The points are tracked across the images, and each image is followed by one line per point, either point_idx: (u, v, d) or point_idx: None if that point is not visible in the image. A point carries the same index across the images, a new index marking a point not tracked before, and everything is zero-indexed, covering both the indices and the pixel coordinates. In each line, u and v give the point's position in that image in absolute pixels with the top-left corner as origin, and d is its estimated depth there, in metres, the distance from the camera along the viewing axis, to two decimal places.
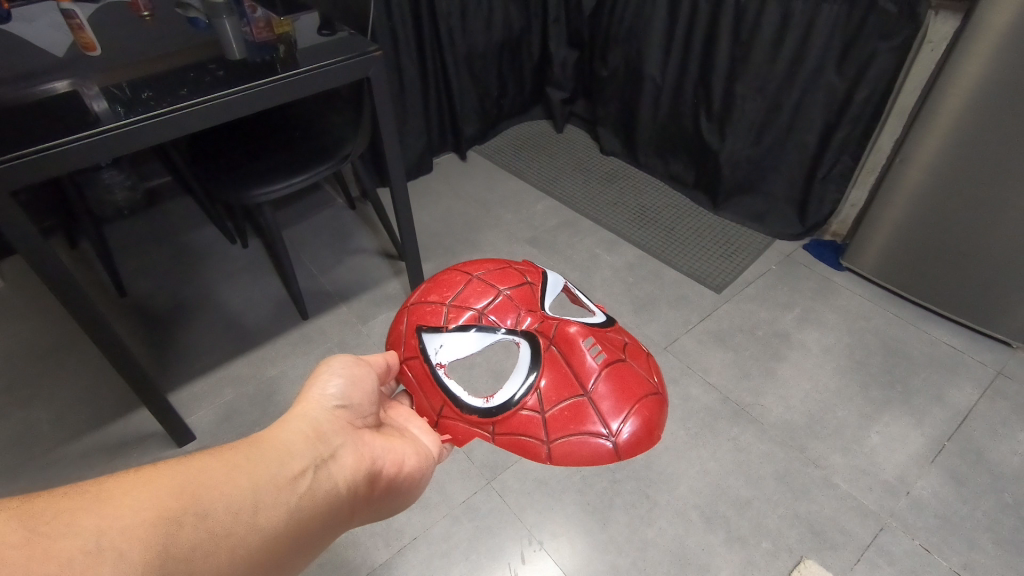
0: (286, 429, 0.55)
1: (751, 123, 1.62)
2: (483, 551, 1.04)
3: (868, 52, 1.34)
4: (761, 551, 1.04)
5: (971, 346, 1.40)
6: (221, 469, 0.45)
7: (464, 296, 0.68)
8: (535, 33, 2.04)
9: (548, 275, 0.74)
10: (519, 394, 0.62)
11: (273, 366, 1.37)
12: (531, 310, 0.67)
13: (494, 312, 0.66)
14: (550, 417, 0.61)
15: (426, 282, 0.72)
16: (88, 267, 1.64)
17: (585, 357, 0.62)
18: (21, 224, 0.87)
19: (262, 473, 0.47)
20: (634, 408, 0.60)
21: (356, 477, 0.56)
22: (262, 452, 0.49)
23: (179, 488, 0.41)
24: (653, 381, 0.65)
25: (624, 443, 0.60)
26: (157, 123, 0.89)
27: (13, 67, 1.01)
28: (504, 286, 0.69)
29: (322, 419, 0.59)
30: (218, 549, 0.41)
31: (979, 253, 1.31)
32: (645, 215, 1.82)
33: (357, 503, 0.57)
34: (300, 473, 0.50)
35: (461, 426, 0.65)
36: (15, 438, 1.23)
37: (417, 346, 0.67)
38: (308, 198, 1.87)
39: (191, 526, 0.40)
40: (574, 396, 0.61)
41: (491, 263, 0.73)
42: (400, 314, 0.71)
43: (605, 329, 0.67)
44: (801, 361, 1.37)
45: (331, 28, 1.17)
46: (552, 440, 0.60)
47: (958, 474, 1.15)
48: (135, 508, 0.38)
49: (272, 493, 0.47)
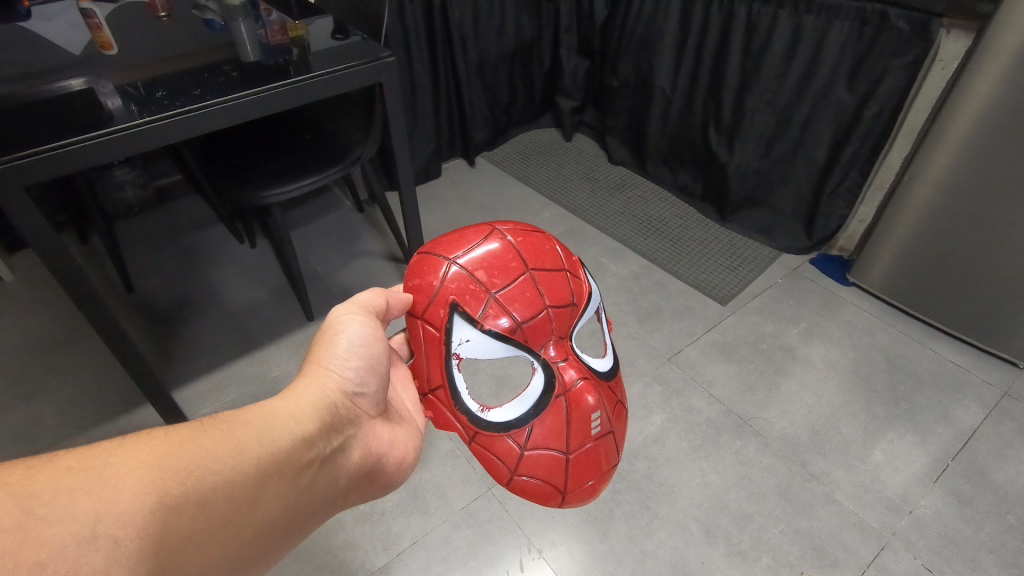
0: (299, 407, 0.56)
1: (760, 136, 1.62)
2: (481, 557, 1.04)
3: (879, 69, 1.34)
4: (761, 566, 1.03)
5: (978, 366, 1.39)
6: (233, 451, 0.46)
7: (509, 294, 0.63)
8: (547, 42, 2.06)
9: (594, 295, 0.70)
10: (512, 424, 0.63)
11: (278, 366, 1.38)
12: (559, 339, 0.65)
13: (528, 327, 0.63)
14: (528, 457, 0.63)
15: (480, 249, 0.66)
16: (98, 263, 1.65)
17: (583, 424, 0.63)
18: (34, 220, 0.88)
19: (270, 462, 0.48)
20: (595, 478, 0.65)
21: (348, 470, 0.59)
22: (274, 434, 0.50)
23: (187, 473, 0.41)
24: (620, 451, 0.69)
25: (571, 498, 0.66)
26: (170, 123, 0.90)
27: (30, 64, 1.03)
28: (550, 300, 0.65)
29: (335, 401, 0.60)
30: (216, 536, 0.42)
31: (987, 272, 1.31)
32: (652, 225, 1.83)
33: (347, 489, 0.60)
34: (303, 465, 0.51)
35: (446, 414, 0.66)
36: (20, 430, 1.24)
37: (444, 322, 0.64)
38: (317, 200, 1.88)
39: (191, 514, 0.40)
40: (558, 451, 0.63)
41: (549, 259, 0.68)
42: (440, 267, 0.66)
43: (609, 384, 0.68)
44: (805, 376, 1.36)
45: (344, 32, 1.18)
46: (516, 473, 0.64)
47: (961, 494, 1.14)
48: (138, 492, 0.38)
49: (274, 484, 0.48)
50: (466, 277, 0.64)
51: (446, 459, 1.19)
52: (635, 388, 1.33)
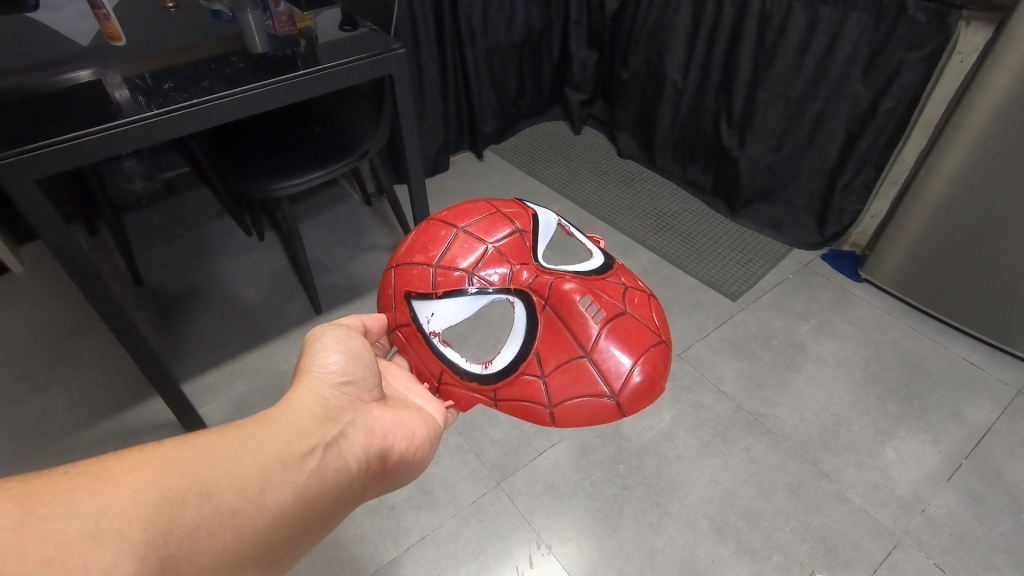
0: (293, 407, 0.55)
1: (772, 130, 1.60)
2: (490, 552, 1.04)
3: (895, 62, 1.32)
4: (771, 564, 1.03)
5: (991, 363, 1.38)
6: (228, 446, 0.45)
7: (450, 255, 0.67)
8: (556, 34, 2.04)
9: (537, 216, 0.73)
10: (516, 359, 0.66)
11: (287, 359, 1.38)
12: (524, 263, 0.68)
13: (483, 269, 0.66)
14: (551, 381, 0.64)
15: (410, 239, 0.71)
16: (107, 255, 1.65)
17: (584, 318, 0.63)
18: (46, 214, 0.88)
19: (269, 451, 0.47)
20: (636, 364, 0.63)
21: (367, 453, 0.57)
22: (268, 429, 0.49)
23: (184, 468, 0.41)
24: (656, 331, 0.66)
25: (626, 400, 0.62)
26: (180, 116, 0.89)
27: (39, 55, 1.02)
28: (491, 239, 0.68)
29: (329, 396, 0.58)
30: (225, 526, 0.41)
31: (1004, 269, 1.29)
32: (662, 219, 1.81)
33: (367, 479, 0.58)
34: (308, 451, 0.50)
35: (462, 392, 0.69)
36: (31, 422, 1.25)
37: (409, 314, 0.68)
38: (324, 193, 1.88)
39: (195, 505, 0.40)
40: (573, 359, 0.63)
41: (477, 210, 0.72)
42: (386, 275, 0.71)
43: (601, 278, 0.68)
44: (816, 373, 1.35)
45: (353, 23, 1.17)
46: (553, 403, 0.64)
47: (974, 493, 1.13)
48: (135, 488, 0.37)
49: (280, 471, 0.47)
50: (410, 265, 0.68)
51: (455, 454, 1.19)
52: None
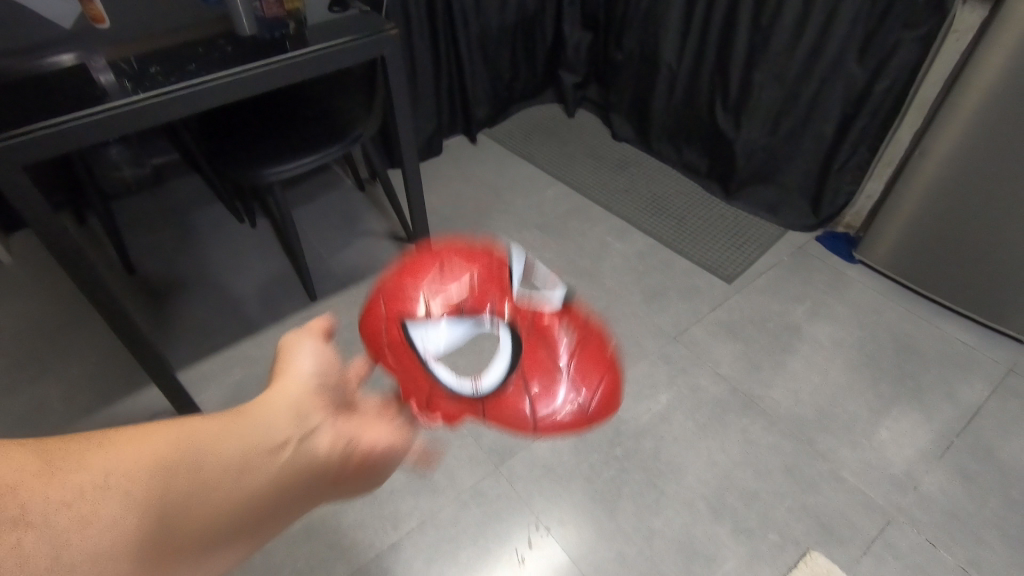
0: (262, 399, 0.46)
1: (767, 112, 1.59)
2: (490, 535, 1.05)
3: (891, 42, 1.31)
4: (768, 543, 1.04)
5: (983, 343, 1.39)
6: (193, 428, 0.36)
7: (435, 281, 0.67)
8: (549, 16, 2.01)
9: (516, 252, 0.74)
10: (505, 376, 0.63)
11: (282, 347, 1.37)
12: (507, 292, 0.68)
13: (467, 296, 0.67)
14: (537, 396, 0.62)
15: (394, 267, 0.71)
16: (96, 244, 1.63)
17: (558, 347, 0.65)
18: (35, 203, 0.86)
19: (244, 437, 0.38)
20: (598, 387, 0.65)
21: (346, 446, 0.49)
22: (240, 417, 0.41)
23: (135, 447, 0.32)
24: (615, 368, 0.69)
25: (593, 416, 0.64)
26: (167, 101, 0.88)
27: (20, 39, 0.99)
28: (474, 270, 0.69)
29: (299, 387, 0.50)
30: (194, 511, 0.33)
31: (998, 249, 1.29)
32: (657, 203, 1.80)
33: (353, 472, 0.50)
34: (288, 441, 0.42)
35: (450, 409, 0.60)
36: (25, 412, 1.24)
37: (397, 329, 0.64)
38: (316, 178, 1.86)
39: (154, 488, 0.31)
40: (553, 379, 0.63)
41: (458, 245, 0.73)
42: (371, 298, 0.68)
43: (573, 314, 0.69)
44: (811, 354, 1.36)
45: (343, 3, 1.14)
46: (541, 420, 0.61)
47: (966, 471, 1.14)
48: (77, 473, 0.29)
49: (254, 455, 0.38)
50: (395, 290, 0.67)
51: (454, 439, 1.19)
52: (641, 367, 1.33)
